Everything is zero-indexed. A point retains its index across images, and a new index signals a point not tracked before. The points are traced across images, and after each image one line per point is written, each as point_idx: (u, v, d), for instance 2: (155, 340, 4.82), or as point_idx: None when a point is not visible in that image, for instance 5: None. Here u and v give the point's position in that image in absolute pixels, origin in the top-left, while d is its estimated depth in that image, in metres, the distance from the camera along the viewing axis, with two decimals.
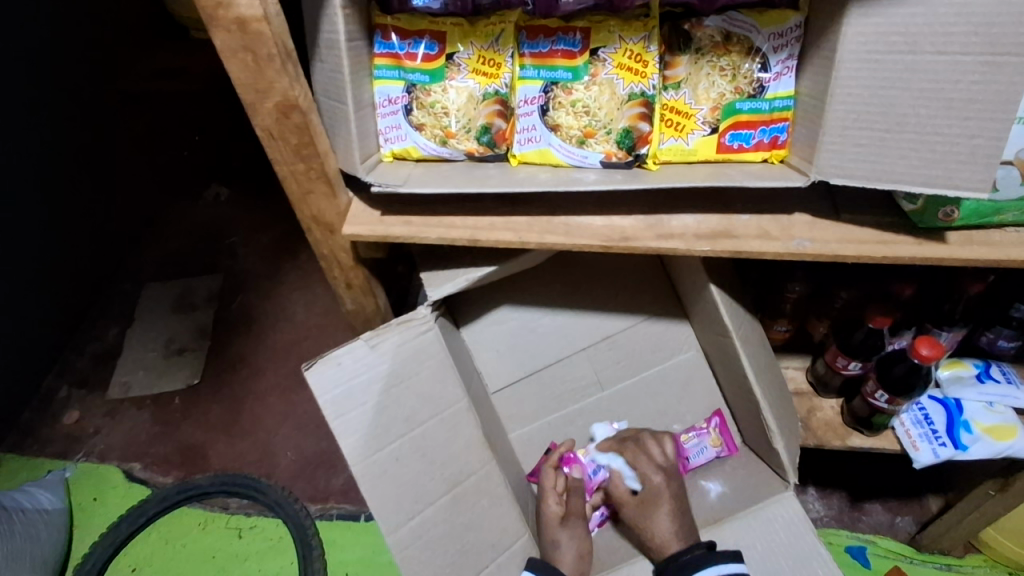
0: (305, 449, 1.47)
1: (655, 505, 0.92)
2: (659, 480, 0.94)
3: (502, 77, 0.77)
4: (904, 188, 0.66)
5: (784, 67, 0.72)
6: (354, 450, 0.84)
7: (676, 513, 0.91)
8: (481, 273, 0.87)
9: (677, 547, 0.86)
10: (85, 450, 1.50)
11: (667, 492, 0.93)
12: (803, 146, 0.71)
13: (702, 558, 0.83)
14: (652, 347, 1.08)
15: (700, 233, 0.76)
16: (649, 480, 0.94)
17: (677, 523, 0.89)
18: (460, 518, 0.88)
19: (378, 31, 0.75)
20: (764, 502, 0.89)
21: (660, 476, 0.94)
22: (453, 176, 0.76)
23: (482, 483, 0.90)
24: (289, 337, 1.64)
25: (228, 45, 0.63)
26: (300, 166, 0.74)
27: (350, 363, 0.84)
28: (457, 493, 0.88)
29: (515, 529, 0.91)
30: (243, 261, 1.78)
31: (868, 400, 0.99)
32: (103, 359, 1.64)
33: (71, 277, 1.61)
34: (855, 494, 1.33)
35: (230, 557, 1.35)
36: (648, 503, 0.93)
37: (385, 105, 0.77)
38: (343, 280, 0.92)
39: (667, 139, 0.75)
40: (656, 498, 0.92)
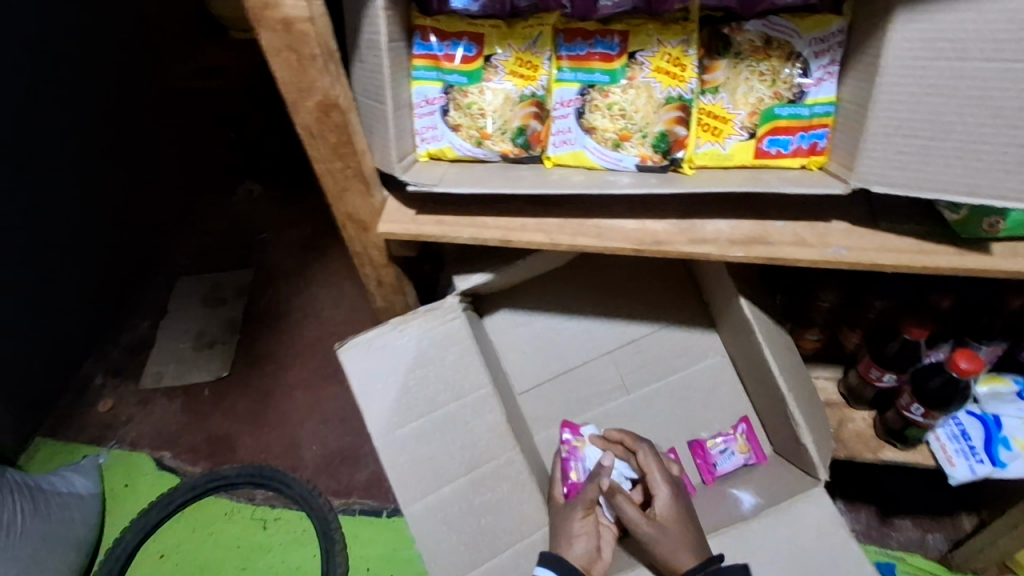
0: (330, 444, 1.49)
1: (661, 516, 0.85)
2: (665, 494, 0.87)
3: (539, 80, 0.77)
4: (947, 197, 0.65)
5: (826, 73, 0.71)
6: (379, 425, 0.86)
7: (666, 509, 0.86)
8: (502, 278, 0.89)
9: (689, 563, 0.78)
10: (118, 437, 1.54)
11: (674, 504, 0.86)
12: (843, 153, 0.70)
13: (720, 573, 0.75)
14: (678, 352, 1.06)
15: (735, 239, 0.76)
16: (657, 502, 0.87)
17: (687, 534, 0.82)
18: (480, 500, 0.87)
19: (417, 32, 0.76)
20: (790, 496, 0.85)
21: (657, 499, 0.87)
22: (487, 176, 0.76)
23: (503, 469, 0.88)
24: (316, 333, 1.66)
25: (273, 44, 0.64)
26: (337, 164, 0.76)
27: (379, 343, 0.86)
28: (476, 476, 0.87)
29: (537, 517, 0.88)
30: (273, 256, 1.81)
31: (902, 413, 0.97)
32: (136, 349, 1.68)
33: (109, 270, 1.66)
34: (885, 509, 1.30)
35: (254, 548, 1.38)
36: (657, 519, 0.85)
37: (422, 105, 0.78)
38: (374, 277, 0.93)
39: (703, 144, 0.75)
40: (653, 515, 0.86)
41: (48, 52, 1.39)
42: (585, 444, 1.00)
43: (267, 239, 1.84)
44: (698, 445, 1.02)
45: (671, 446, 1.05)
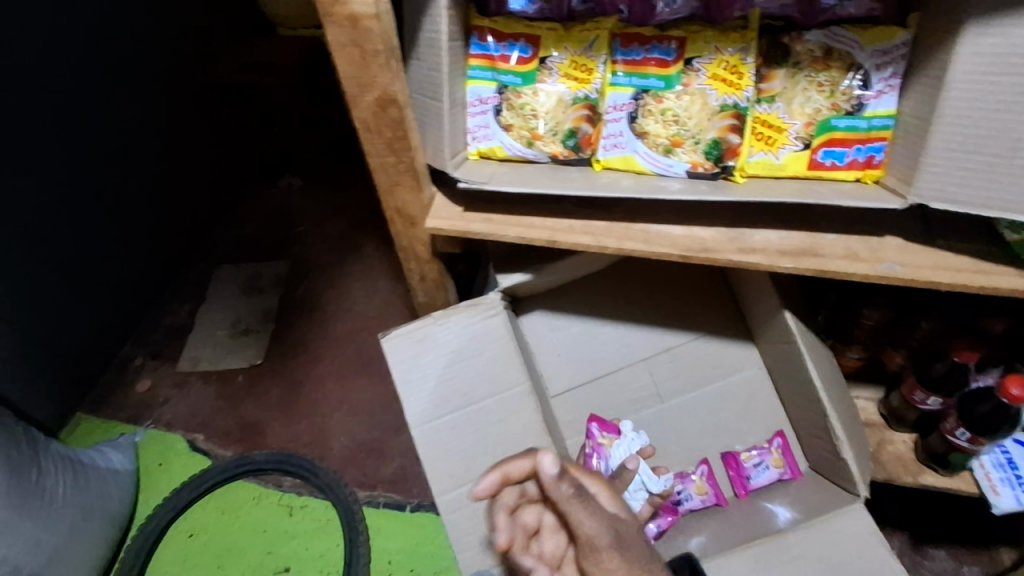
0: (358, 435, 1.51)
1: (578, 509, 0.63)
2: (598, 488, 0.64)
3: (592, 83, 0.78)
4: (1011, 217, 0.63)
5: (887, 85, 0.70)
6: (415, 415, 0.87)
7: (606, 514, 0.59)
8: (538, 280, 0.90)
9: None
10: (153, 417, 1.58)
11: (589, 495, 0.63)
12: (901, 167, 0.69)
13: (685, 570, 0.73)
14: (713, 362, 1.05)
15: (784, 250, 0.75)
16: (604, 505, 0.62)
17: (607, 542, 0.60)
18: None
19: (475, 32, 0.78)
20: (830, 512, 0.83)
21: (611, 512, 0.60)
22: (537, 177, 0.77)
23: None
24: (348, 327, 1.69)
25: (339, 39, 0.66)
26: (391, 159, 0.78)
27: (421, 334, 0.87)
28: None
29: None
30: (310, 249, 1.84)
31: (946, 437, 0.95)
32: (175, 333, 1.73)
33: (153, 254, 1.72)
34: (919, 536, 1.27)
35: (280, 533, 1.40)
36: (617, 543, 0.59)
37: (476, 105, 0.80)
38: (418, 272, 0.95)
39: (757, 152, 0.74)
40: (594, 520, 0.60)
41: (104, 43, 1.45)
42: (611, 443, 0.97)
43: (304, 233, 1.88)
44: (731, 458, 1.00)
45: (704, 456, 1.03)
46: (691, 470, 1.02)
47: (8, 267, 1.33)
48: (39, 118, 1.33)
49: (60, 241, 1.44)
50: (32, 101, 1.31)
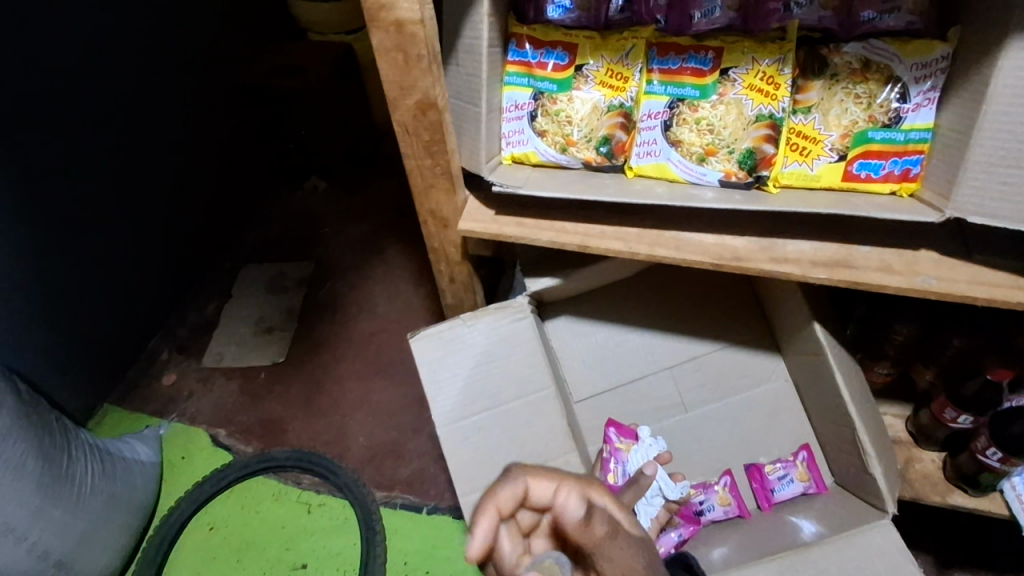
0: (377, 436, 1.52)
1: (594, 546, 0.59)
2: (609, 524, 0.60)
3: (628, 91, 0.79)
4: None
5: (926, 99, 0.70)
6: (442, 414, 0.88)
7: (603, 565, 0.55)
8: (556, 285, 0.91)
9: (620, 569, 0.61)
10: (178, 411, 1.61)
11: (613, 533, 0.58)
12: (939, 181, 0.69)
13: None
14: (739, 373, 1.05)
15: (816, 261, 0.75)
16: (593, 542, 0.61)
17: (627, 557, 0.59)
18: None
19: (513, 39, 0.79)
20: (856, 528, 0.82)
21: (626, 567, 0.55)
22: (571, 182, 0.78)
23: None
24: (370, 328, 1.71)
25: (383, 44, 0.68)
26: (427, 162, 0.79)
27: (450, 335, 0.88)
28: None
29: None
30: (334, 251, 1.87)
31: (976, 457, 0.93)
32: (201, 329, 1.76)
33: (182, 252, 1.75)
34: (943, 559, 1.24)
35: (299, 530, 1.42)
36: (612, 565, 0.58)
37: (511, 110, 0.81)
38: (447, 274, 0.96)
39: (791, 163, 0.74)
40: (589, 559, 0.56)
41: (141, 45, 1.49)
42: (629, 448, 0.97)
43: (329, 234, 1.91)
44: (755, 470, 0.99)
45: (728, 467, 1.03)
46: (715, 481, 1.01)
47: (43, 260, 1.37)
48: (78, 117, 1.37)
49: (93, 236, 1.47)
50: (72, 100, 1.35)
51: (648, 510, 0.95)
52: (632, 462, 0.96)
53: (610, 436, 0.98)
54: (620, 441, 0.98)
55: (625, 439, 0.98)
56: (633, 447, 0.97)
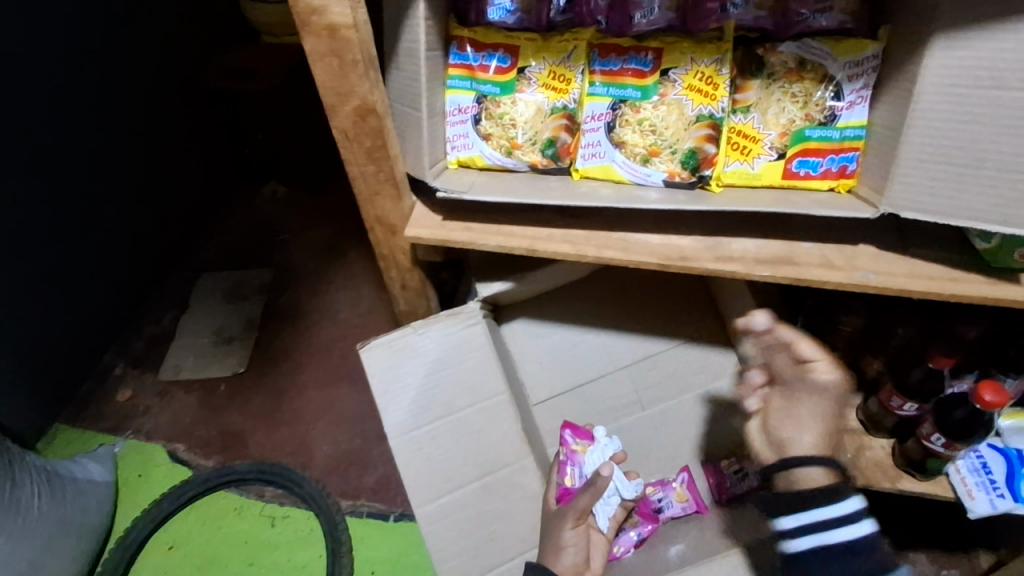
0: (341, 445, 1.50)
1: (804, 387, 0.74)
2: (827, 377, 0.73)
3: (570, 92, 0.78)
4: (981, 225, 0.64)
5: (859, 96, 0.71)
6: (395, 424, 0.87)
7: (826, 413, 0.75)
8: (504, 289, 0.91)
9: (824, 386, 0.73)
10: (133, 427, 1.56)
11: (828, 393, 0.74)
12: (874, 177, 0.70)
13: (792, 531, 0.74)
14: (694, 369, 1.06)
15: (761, 258, 0.76)
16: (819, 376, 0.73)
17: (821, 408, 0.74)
18: (490, 506, 0.87)
19: (454, 42, 0.78)
20: None
21: (811, 439, 0.74)
22: (517, 186, 0.77)
23: (516, 476, 0.88)
24: (332, 334, 1.67)
25: (317, 49, 0.66)
26: (371, 168, 0.78)
27: (401, 344, 0.87)
28: (488, 481, 0.87)
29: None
30: (293, 257, 1.83)
31: (923, 443, 0.95)
32: (157, 342, 1.71)
33: (134, 263, 1.69)
34: (900, 541, 1.28)
35: (262, 544, 1.39)
36: (790, 383, 0.75)
37: (455, 114, 0.80)
38: (399, 280, 0.94)
39: (732, 162, 0.75)
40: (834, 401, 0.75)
41: (83, 49, 1.43)
42: (585, 449, 0.91)
43: (289, 240, 1.87)
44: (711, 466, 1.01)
45: (685, 463, 1.04)
46: (673, 477, 1.03)
47: None
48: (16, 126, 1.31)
49: (37, 250, 1.41)
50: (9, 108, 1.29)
51: (605, 510, 0.94)
52: (589, 463, 0.91)
53: (566, 438, 0.91)
54: (576, 441, 0.92)
55: (580, 441, 0.92)
56: (590, 447, 0.92)
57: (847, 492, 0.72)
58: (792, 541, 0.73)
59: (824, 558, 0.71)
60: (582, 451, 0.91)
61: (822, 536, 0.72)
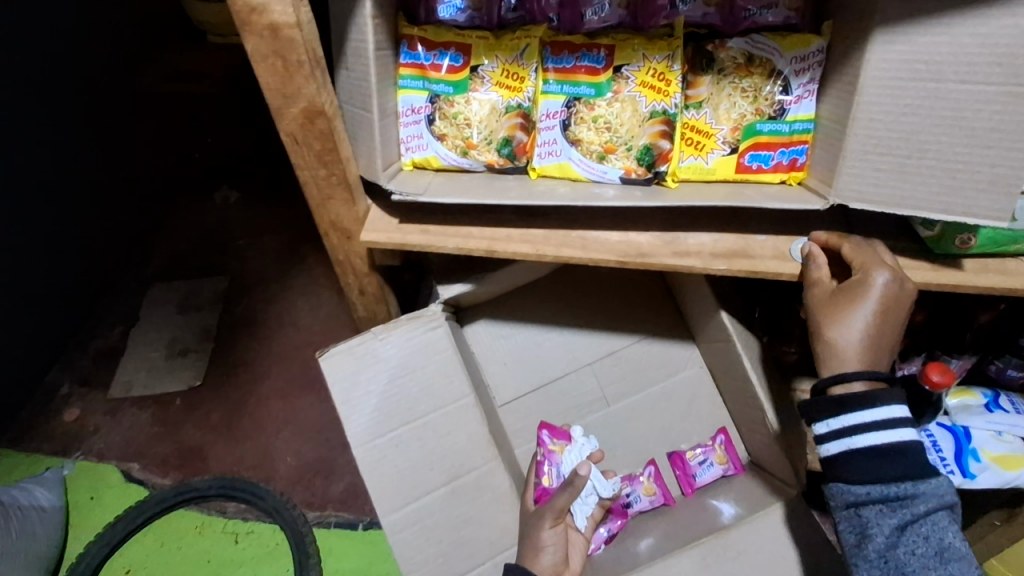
0: (306, 455, 1.46)
1: (849, 293, 0.69)
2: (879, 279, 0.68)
3: (524, 91, 0.78)
4: (923, 214, 0.66)
5: (806, 90, 0.73)
6: (358, 433, 0.85)
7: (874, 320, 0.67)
8: (461, 291, 0.90)
9: (876, 288, 0.67)
10: (83, 448, 1.49)
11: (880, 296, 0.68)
12: (822, 169, 0.71)
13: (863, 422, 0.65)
14: (657, 363, 1.07)
15: (717, 252, 0.77)
16: (862, 284, 0.68)
17: (881, 318, 0.68)
18: (458, 511, 0.86)
19: (404, 41, 0.76)
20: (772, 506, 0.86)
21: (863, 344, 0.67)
22: (473, 186, 0.76)
23: (484, 479, 0.87)
24: (292, 342, 1.63)
25: (259, 50, 0.64)
26: (322, 172, 0.75)
27: (361, 350, 0.85)
28: (456, 486, 0.86)
29: (515, 530, 0.87)
30: (248, 263, 1.76)
31: None
32: (106, 357, 1.63)
33: (78, 275, 1.61)
34: None
35: (226, 561, 1.34)
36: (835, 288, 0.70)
37: (408, 114, 0.78)
38: (356, 286, 0.92)
39: (687, 157, 0.76)
40: (884, 311, 0.68)
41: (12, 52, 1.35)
42: (563, 449, 0.95)
43: (244, 247, 1.79)
44: (677, 457, 1.02)
45: (652, 457, 1.05)
46: (640, 472, 1.03)
47: None
48: None
49: None
50: None
51: (583, 509, 0.94)
52: (567, 463, 0.94)
53: (543, 439, 0.96)
54: (552, 442, 0.95)
55: (557, 441, 0.96)
56: (567, 448, 0.95)
57: (883, 399, 0.64)
58: (824, 444, 0.67)
59: (854, 467, 0.64)
60: (558, 453, 0.95)
61: (852, 439, 0.64)
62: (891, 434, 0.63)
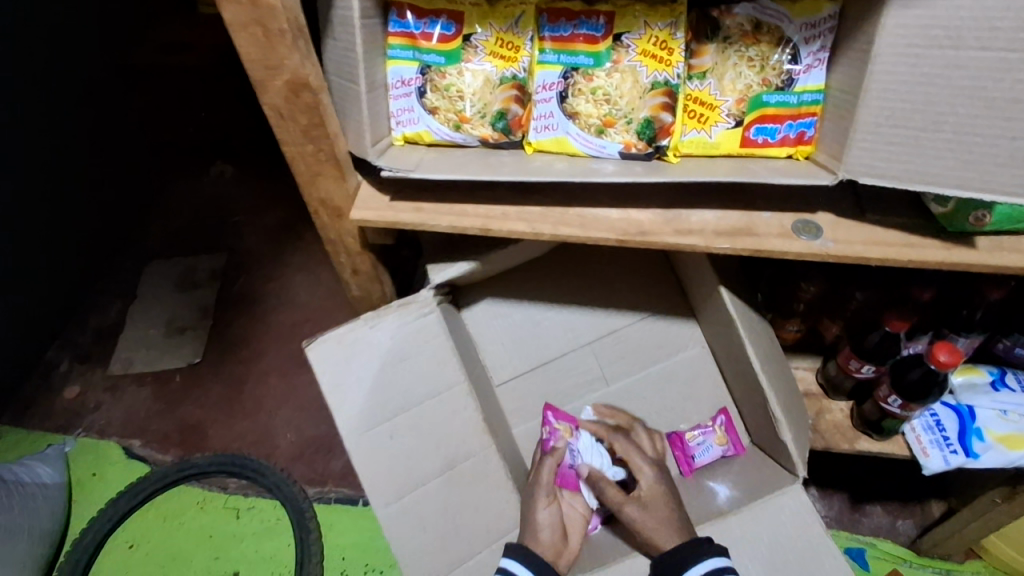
0: (305, 432, 1.46)
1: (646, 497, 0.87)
2: (652, 474, 0.90)
3: (520, 61, 0.74)
4: (936, 190, 0.63)
5: (816, 60, 0.69)
6: (350, 423, 0.84)
7: (667, 509, 0.85)
8: (460, 271, 0.87)
9: (656, 479, 0.89)
10: (85, 425, 1.49)
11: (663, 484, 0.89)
12: (830, 143, 0.68)
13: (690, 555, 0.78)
14: (658, 343, 1.05)
15: (719, 230, 0.74)
16: (644, 483, 0.89)
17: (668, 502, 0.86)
18: (455, 499, 0.85)
19: (393, 8, 0.72)
20: (772, 493, 0.84)
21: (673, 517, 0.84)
22: (466, 162, 0.73)
23: (481, 466, 0.86)
24: (289, 319, 1.61)
25: (237, 18, 0.60)
26: (309, 147, 0.72)
27: (351, 339, 0.84)
28: (452, 473, 0.85)
29: (512, 516, 0.86)
30: (245, 239, 1.74)
31: (879, 404, 0.97)
32: (104, 335, 1.62)
33: (74, 252, 1.59)
34: (856, 496, 1.33)
35: (228, 537, 1.34)
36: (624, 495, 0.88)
37: (398, 86, 0.75)
38: (349, 265, 0.90)
39: (689, 131, 0.73)
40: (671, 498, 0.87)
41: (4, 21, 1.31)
42: (569, 430, 0.96)
43: (240, 223, 1.77)
44: (677, 438, 1.00)
45: None
46: None
47: None
48: None
49: None
50: None
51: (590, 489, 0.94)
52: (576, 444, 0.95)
53: (548, 420, 0.98)
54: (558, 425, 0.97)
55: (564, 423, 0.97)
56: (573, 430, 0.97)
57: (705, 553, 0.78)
58: None
59: None
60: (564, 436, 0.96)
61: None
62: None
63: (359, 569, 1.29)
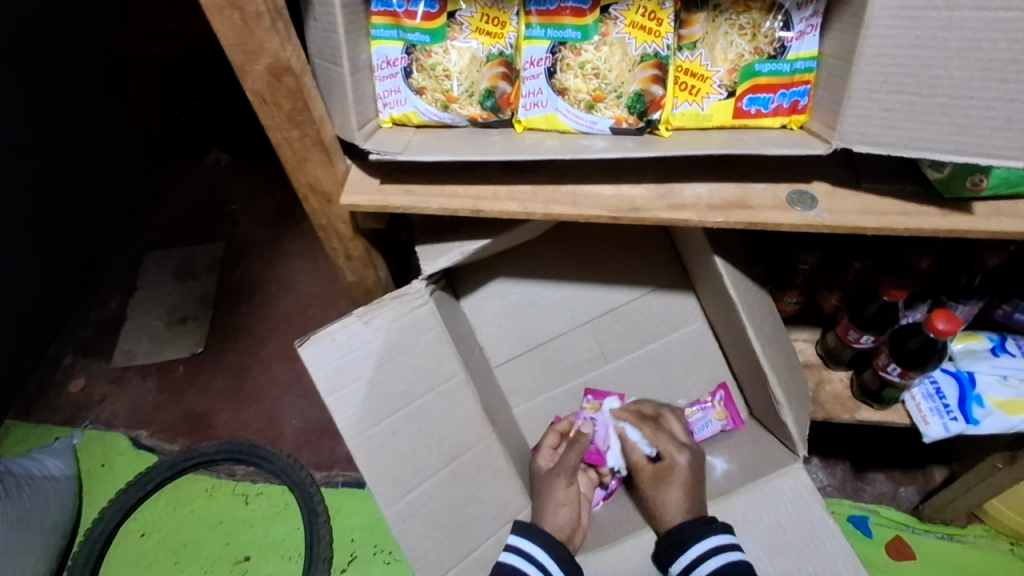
0: (310, 418, 1.46)
1: (671, 480, 0.88)
2: (684, 458, 0.90)
3: (506, 36, 0.73)
4: (932, 155, 0.62)
5: (808, 26, 0.67)
6: (350, 425, 0.83)
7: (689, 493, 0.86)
8: (475, 248, 0.85)
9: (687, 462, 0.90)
10: (91, 417, 1.50)
11: (688, 471, 0.88)
12: (825, 111, 0.67)
13: (695, 530, 0.80)
14: (658, 319, 1.05)
15: (714, 204, 0.73)
16: (675, 462, 0.90)
17: (691, 492, 0.86)
18: (459, 492, 0.86)
19: None
20: (771, 475, 0.85)
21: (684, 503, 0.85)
22: (454, 143, 0.72)
23: (482, 457, 0.87)
24: (289, 306, 1.61)
25: (213, 1, 0.59)
26: (295, 133, 0.72)
27: (344, 338, 0.82)
28: (455, 467, 0.86)
29: (516, 503, 0.89)
30: (242, 227, 1.73)
31: (879, 373, 0.97)
32: (106, 327, 1.62)
33: (72, 245, 1.58)
34: (858, 465, 1.34)
35: (237, 523, 1.36)
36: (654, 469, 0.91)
37: (383, 67, 0.73)
38: (342, 251, 0.90)
39: (681, 104, 0.71)
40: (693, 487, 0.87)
41: None
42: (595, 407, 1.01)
43: (237, 211, 1.76)
44: None
45: None
46: None
47: None
48: None
49: None
50: None
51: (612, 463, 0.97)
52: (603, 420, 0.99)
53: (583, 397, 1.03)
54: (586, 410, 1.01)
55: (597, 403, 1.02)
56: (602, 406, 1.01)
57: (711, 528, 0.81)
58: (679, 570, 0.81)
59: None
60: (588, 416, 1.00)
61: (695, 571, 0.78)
62: (721, 556, 0.78)
63: (368, 551, 1.31)
